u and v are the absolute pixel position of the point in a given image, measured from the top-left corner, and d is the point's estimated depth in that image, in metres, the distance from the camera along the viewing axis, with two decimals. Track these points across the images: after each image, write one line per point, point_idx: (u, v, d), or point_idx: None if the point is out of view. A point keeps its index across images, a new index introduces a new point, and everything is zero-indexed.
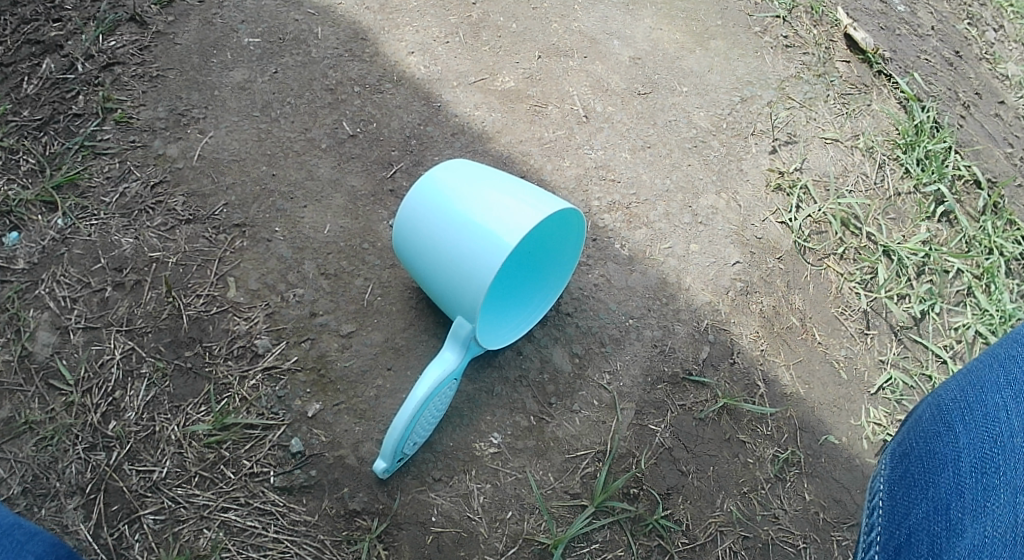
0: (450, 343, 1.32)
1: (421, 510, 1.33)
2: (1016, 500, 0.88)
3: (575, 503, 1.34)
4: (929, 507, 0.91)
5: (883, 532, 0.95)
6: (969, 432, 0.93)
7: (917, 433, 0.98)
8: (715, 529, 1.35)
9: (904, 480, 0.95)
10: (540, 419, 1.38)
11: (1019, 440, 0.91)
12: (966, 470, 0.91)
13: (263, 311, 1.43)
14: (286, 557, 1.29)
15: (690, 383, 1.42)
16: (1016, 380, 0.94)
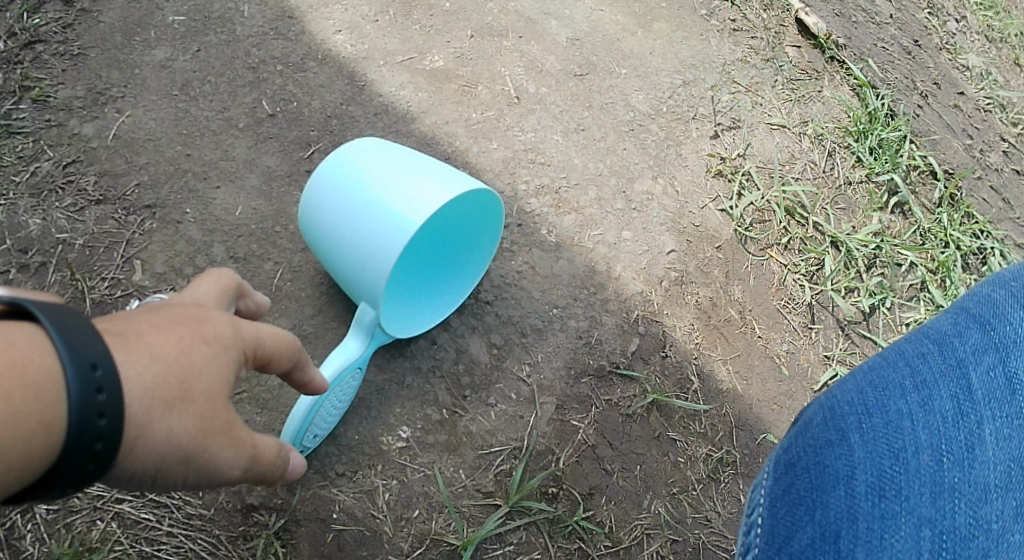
0: (356, 330, 1.25)
1: (322, 506, 1.25)
2: (916, 532, 0.85)
3: (488, 502, 1.27)
4: (815, 533, 0.88)
5: (765, 553, 0.94)
6: (867, 447, 0.90)
7: (805, 441, 0.94)
8: (641, 532, 1.27)
9: (788, 497, 0.93)
10: (452, 413, 1.30)
11: (925, 458, 0.89)
12: (860, 492, 0.88)
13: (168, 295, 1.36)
14: (181, 552, 1.22)
15: (617, 376, 1.33)
16: (922, 385, 0.92)
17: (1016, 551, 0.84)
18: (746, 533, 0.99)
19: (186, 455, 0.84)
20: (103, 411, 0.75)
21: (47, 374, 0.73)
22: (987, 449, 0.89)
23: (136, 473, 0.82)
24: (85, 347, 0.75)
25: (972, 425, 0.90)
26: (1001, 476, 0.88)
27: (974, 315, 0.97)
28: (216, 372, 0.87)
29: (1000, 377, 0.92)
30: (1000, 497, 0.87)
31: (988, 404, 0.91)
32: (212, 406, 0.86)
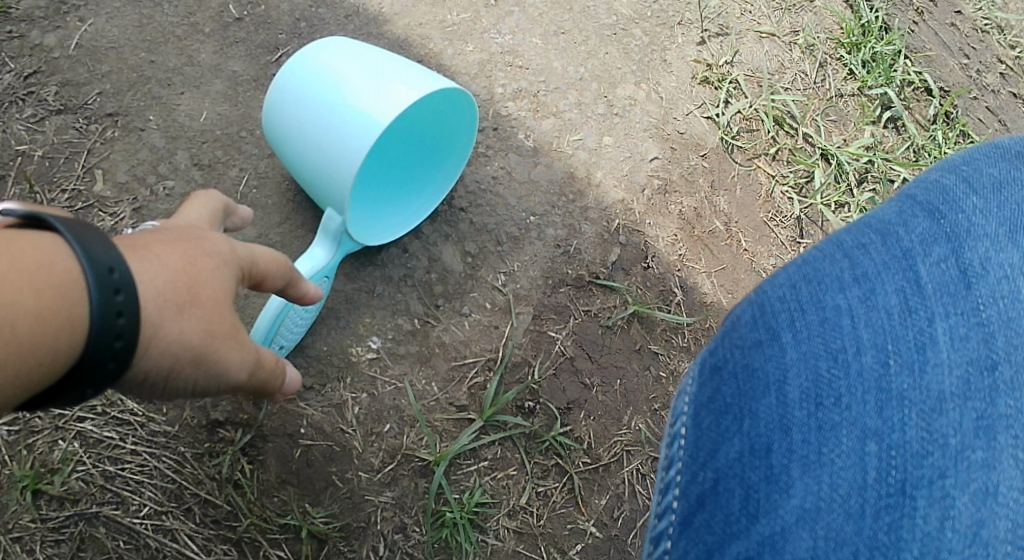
0: (323, 234, 1.20)
1: (289, 421, 1.24)
2: (860, 446, 0.80)
3: (462, 416, 1.24)
4: (742, 447, 0.82)
5: (687, 468, 0.86)
6: (800, 347, 0.82)
7: (731, 341, 0.86)
8: (620, 449, 1.26)
9: (713, 405, 0.85)
10: (424, 323, 1.25)
11: (867, 360, 0.83)
12: (794, 400, 0.81)
13: (130, 206, 1.31)
14: (145, 470, 1.21)
15: (597, 287, 1.28)
16: (864, 277, 0.86)
17: (978, 470, 0.80)
18: (669, 444, 0.90)
19: (198, 356, 0.89)
20: (120, 313, 0.79)
21: (67, 277, 0.76)
22: (940, 351, 0.84)
23: (153, 374, 0.87)
24: (103, 253, 0.79)
25: (922, 323, 0.85)
26: (955, 382, 0.83)
27: (922, 202, 0.91)
28: (219, 280, 0.92)
29: (953, 269, 0.87)
30: (957, 407, 0.82)
31: (939, 299, 0.86)
32: (218, 311, 0.91)
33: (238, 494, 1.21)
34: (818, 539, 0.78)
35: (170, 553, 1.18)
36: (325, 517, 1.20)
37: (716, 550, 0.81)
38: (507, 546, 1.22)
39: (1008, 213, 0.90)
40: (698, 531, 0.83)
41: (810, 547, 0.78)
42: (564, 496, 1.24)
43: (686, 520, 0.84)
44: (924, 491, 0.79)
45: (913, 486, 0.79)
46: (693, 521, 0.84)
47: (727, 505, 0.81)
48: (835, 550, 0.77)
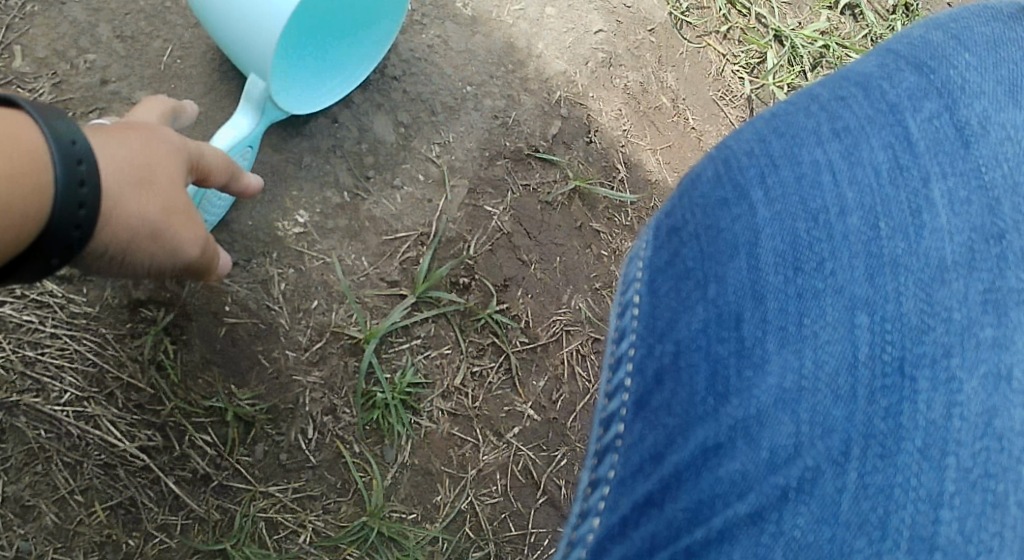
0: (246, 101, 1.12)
1: (212, 299, 1.16)
2: (849, 319, 0.71)
3: (394, 292, 1.19)
4: (708, 317, 0.71)
5: (641, 341, 0.73)
6: (773, 206, 0.73)
7: (691, 199, 0.74)
8: (559, 329, 1.22)
9: (672, 270, 0.73)
10: (354, 196, 1.20)
11: (852, 223, 0.73)
12: (767, 264, 0.72)
13: (50, 80, 1.24)
14: (65, 354, 1.14)
15: (537, 161, 1.24)
16: (843, 133, 0.75)
17: (986, 349, 0.72)
18: (618, 316, 0.76)
19: (156, 234, 0.91)
20: (82, 181, 0.81)
21: (35, 147, 0.78)
22: (937, 216, 0.75)
23: (113, 252, 0.88)
24: (67, 127, 0.81)
25: (916, 184, 0.75)
26: (960, 250, 0.74)
27: (909, 55, 0.79)
28: (171, 163, 0.94)
29: (948, 127, 0.77)
30: (961, 280, 0.73)
31: (933, 157, 0.76)
32: (173, 192, 0.92)
33: (162, 376, 1.15)
34: (803, 425, 0.69)
35: (93, 440, 1.12)
36: (251, 399, 1.16)
37: (679, 434, 0.70)
38: (442, 429, 1.18)
39: (1004, 72, 0.79)
40: (656, 413, 0.71)
41: (793, 433, 0.69)
42: (500, 376, 1.20)
43: (642, 400, 0.72)
44: (927, 371, 0.71)
45: (913, 367, 0.71)
46: (648, 400, 0.72)
47: (690, 384, 0.70)
48: (822, 437, 0.69)
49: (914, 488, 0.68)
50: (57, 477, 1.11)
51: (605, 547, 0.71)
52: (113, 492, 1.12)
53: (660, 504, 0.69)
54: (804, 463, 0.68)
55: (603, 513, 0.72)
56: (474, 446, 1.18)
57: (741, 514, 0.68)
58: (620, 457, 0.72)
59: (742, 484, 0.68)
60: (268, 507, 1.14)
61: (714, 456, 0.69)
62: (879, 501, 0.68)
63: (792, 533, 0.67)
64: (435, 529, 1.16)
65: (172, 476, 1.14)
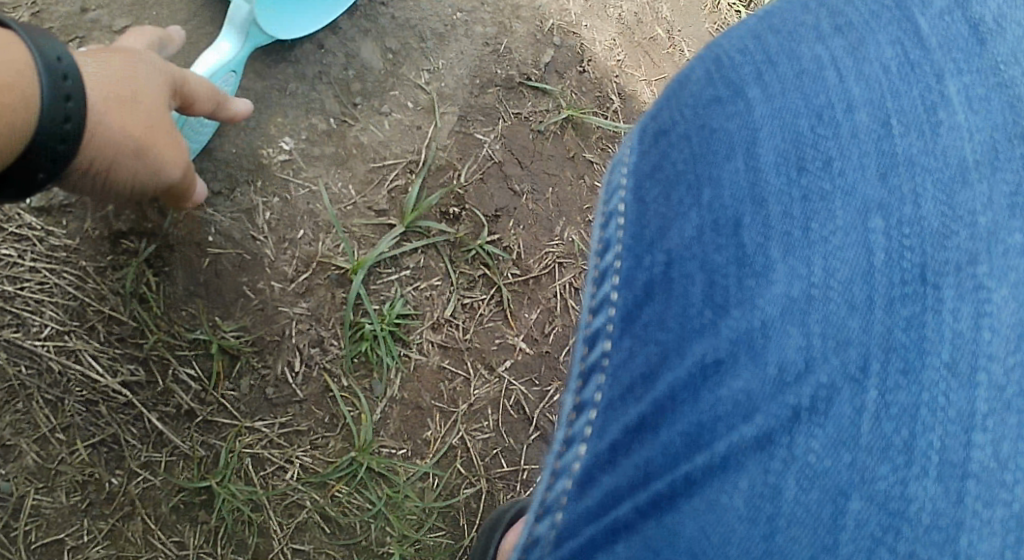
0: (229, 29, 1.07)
1: (195, 228, 1.12)
2: (861, 223, 0.64)
3: (382, 222, 1.16)
4: (702, 223, 0.64)
5: (628, 252, 0.67)
6: (771, 103, 0.66)
7: (679, 101, 0.68)
8: (552, 261, 1.20)
9: (661, 175, 0.67)
10: (341, 123, 1.16)
11: (860, 118, 0.66)
12: (767, 166, 0.65)
13: (26, 9, 1.19)
14: (45, 289, 1.09)
15: (529, 90, 1.22)
16: (848, 27, 0.68)
17: (1016, 257, 0.64)
18: (600, 227, 0.70)
19: (140, 154, 0.89)
20: (69, 95, 0.79)
21: (23, 63, 0.76)
22: (954, 113, 0.67)
23: (96, 171, 0.87)
24: (49, 43, 0.78)
25: (931, 81, 0.67)
26: (980, 150, 0.66)
27: None
28: (156, 86, 0.91)
29: (960, 23, 0.69)
30: (985, 180, 0.66)
31: (947, 55, 0.68)
32: (156, 115, 0.90)
33: (144, 309, 1.11)
34: (814, 338, 0.62)
35: (74, 376, 1.09)
36: (236, 331, 1.12)
37: (672, 351, 0.63)
38: (432, 362, 1.16)
39: None
40: (647, 327, 0.64)
41: (801, 347, 0.62)
42: (491, 309, 1.18)
43: (631, 315, 0.65)
44: (951, 281, 0.63)
45: (936, 274, 0.63)
46: (638, 316, 0.65)
47: (685, 296, 0.64)
48: (836, 351, 0.62)
49: (943, 408, 0.61)
50: (38, 414, 1.07)
51: (593, 478, 0.63)
52: (95, 429, 1.09)
53: (655, 428, 0.62)
54: (817, 379, 0.61)
55: (590, 440, 0.64)
56: (464, 380, 1.16)
57: (746, 437, 0.61)
58: (608, 378, 0.65)
59: (747, 405, 0.61)
60: (254, 443, 1.12)
61: (714, 373, 0.62)
62: (903, 422, 0.61)
63: (805, 458, 0.60)
64: (425, 465, 1.14)
65: (155, 412, 1.11)
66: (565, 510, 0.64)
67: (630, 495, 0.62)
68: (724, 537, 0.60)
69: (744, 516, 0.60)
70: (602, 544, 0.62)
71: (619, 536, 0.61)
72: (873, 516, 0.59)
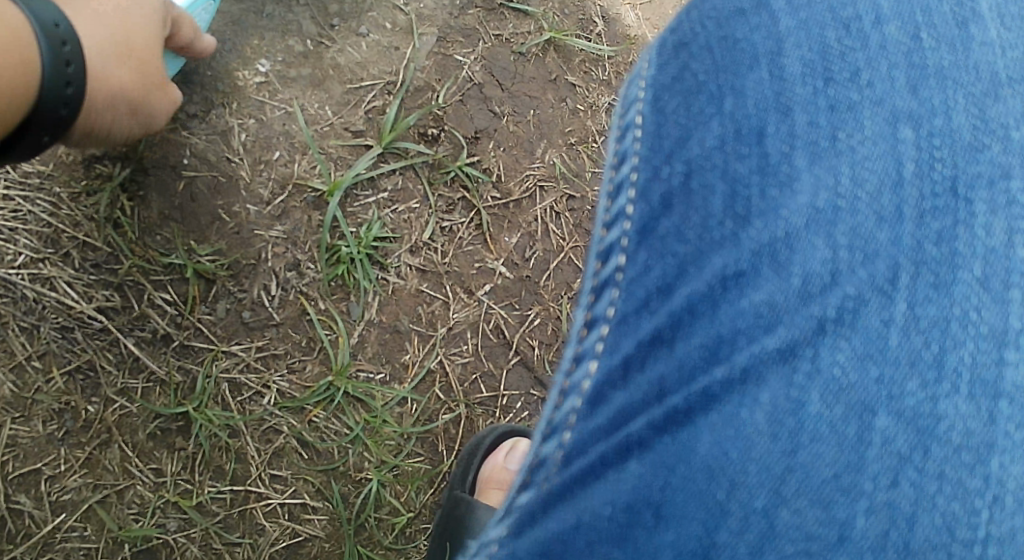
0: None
1: (170, 151, 1.10)
2: (892, 133, 0.58)
3: (358, 143, 1.14)
4: (724, 130, 0.59)
5: (645, 163, 0.61)
6: (799, 14, 0.60)
7: (700, 10, 0.63)
8: (533, 185, 1.18)
9: (680, 86, 0.62)
10: (318, 44, 1.15)
11: (891, 29, 0.60)
12: (793, 75, 0.60)
13: None
14: (19, 217, 1.07)
15: (510, 12, 1.20)
16: None
17: None
18: (614, 141, 0.64)
19: (131, 101, 0.88)
20: (69, 61, 0.76)
21: (18, 25, 0.71)
22: (988, 27, 0.61)
23: (96, 127, 0.85)
24: (43, 7, 0.74)
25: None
26: (1013, 66, 0.60)
27: None
28: (143, 24, 0.88)
29: None
30: (1019, 94, 0.60)
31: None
32: (142, 59, 0.88)
33: (118, 234, 1.09)
34: (840, 251, 0.57)
35: (50, 304, 1.07)
36: (211, 255, 1.10)
37: (690, 263, 0.58)
38: (410, 286, 1.14)
39: None
40: (664, 240, 0.59)
41: (828, 259, 0.57)
42: (471, 233, 1.16)
43: (647, 228, 0.60)
44: (983, 195, 0.58)
45: (969, 187, 0.58)
46: (655, 230, 0.60)
47: (704, 208, 0.59)
48: (864, 264, 0.56)
49: (976, 324, 0.56)
50: (15, 342, 1.06)
51: (605, 396, 0.59)
52: (71, 356, 1.07)
53: (670, 343, 0.58)
54: (844, 291, 0.56)
55: (602, 357, 0.60)
56: (443, 304, 1.15)
57: (768, 350, 0.56)
58: (621, 293, 0.60)
59: (769, 317, 0.56)
60: (230, 368, 1.11)
61: (734, 286, 0.57)
62: (933, 336, 0.55)
63: (831, 372, 0.55)
64: (403, 389, 1.13)
65: (131, 337, 1.09)
66: (573, 430, 0.60)
67: (643, 411, 0.58)
68: (742, 452, 0.55)
69: (764, 430, 0.55)
70: (613, 462, 0.57)
71: (632, 453, 0.57)
72: (900, 434, 0.55)
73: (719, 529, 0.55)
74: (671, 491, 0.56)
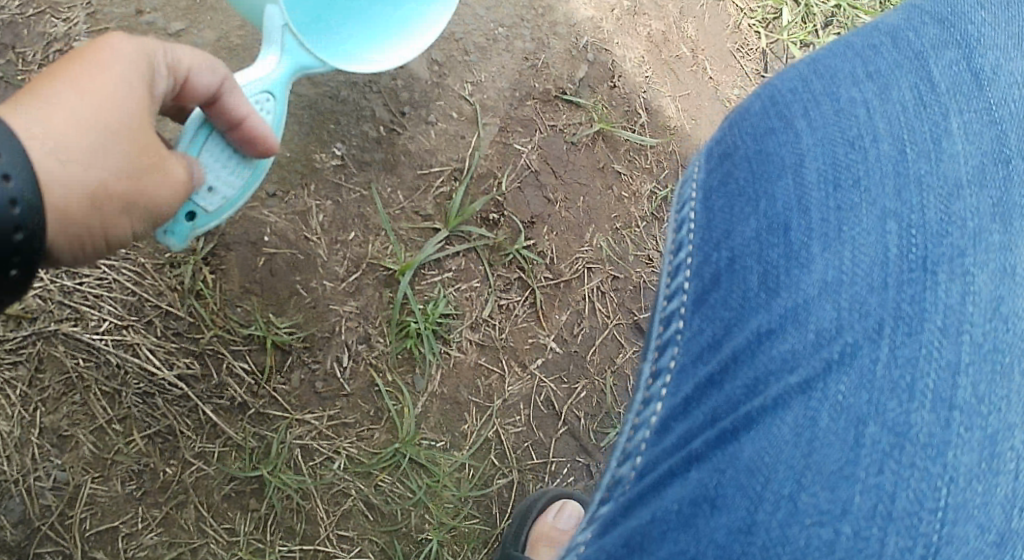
0: (271, 41, 0.96)
1: (251, 228, 1.20)
2: (880, 225, 0.76)
3: (427, 226, 1.24)
4: (759, 225, 0.77)
5: (698, 250, 0.81)
6: (815, 133, 0.78)
7: (740, 129, 0.81)
8: (582, 266, 1.28)
9: (725, 189, 0.80)
10: (390, 131, 1.24)
11: (884, 148, 0.77)
12: (811, 181, 0.77)
13: (84, 11, 1.25)
14: (104, 284, 1.16)
15: (563, 103, 1.30)
16: (877, 74, 0.79)
17: (994, 251, 0.75)
18: (675, 232, 0.84)
19: (119, 198, 0.82)
20: (6, 174, 0.72)
21: None
22: (957, 144, 0.78)
23: (88, 232, 0.82)
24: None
25: (936, 117, 0.78)
26: (973, 170, 0.77)
27: (931, 11, 0.81)
28: (128, 96, 0.82)
29: (965, 73, 0.80)
30: (975, 194, 0.76)
31: (953, 96, 0.79)
32: (129, 137, 0.81)
33: (200, 304, 1.18)
34: (842, 311, 0.74)
35: (132, 369, 1.16)
36: (289, 328, 1.20)
37: (734, 325, 0.77)
38: (470, 359, 1.23)
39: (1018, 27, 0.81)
40: (713, 309, 0.79)
41: (834, 317, 0.74)
42: (526, 310, 1.26)
43: (699, 299, 0.79)
44: (946, 268, 0.75)
45: (935, 262, 0.75)
46: (706, 300, 0.79)
47: (744, 283, 0.78)
48: (859, 321, 0.74)
49: (936, 361, 0.72)
50: (96, 406, 1.15)
51: (669, 427, 0.79)
52: (151, 420, 1.16)
53: (720, 383, 0.77)
54: (845, 340, 0.74)
55: (666, 398, 0.80)
56: (500, 377, 1.24)
57: (791, 385, 0.74)
58: (681, 349, 0.80)
59: (791, 361, 0.75)
60: (304, 435, 1.19)
61: (767, 339, 0.75)
62: (907, 369, 0.72)
63: (835, 398, 0.73)
64: (462, 455, 1.22)
65: (210, 404, 1.18)
66: (644, 454, 0.79)
67: (700, 433, 0.76)
68: (775, 456, 0.73)
69: (789, 440, 0.73)
70: (679, 472, 0.75)
71: (693, 464, 0.75)
72: (883, 439, 0.71)
73: (758, 511, 0.71)
74: (723, 488, 0.73)
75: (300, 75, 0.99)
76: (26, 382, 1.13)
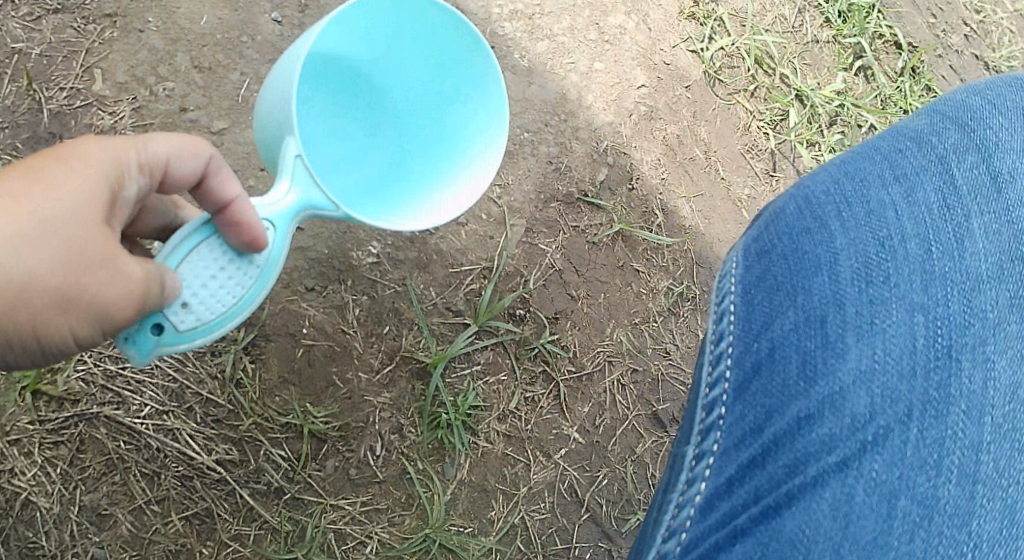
0: (284, 172, 0.94)
1: (291, 321, 1.26)
2: (909, 319, 0.88)
3: (458, 321, 1.31)
4: (798, 319, 0.87)
5: (739, 340, 0.89)
6: (849, 235, 0.89)
7: (777, 228, 0.91)
8: (603, 359, 1.36)
9: (763, 284, 0.89)
10: (423, 231, 1.32)
11: (910, 247, 0.90)
12: (845, 280, 0.88)
13: (131, 105, 1.30)
14: (145, 370, 1.22)
15: (585, 205, 1.39)
16: (904, 178, 0.92)
17: (1012, 338, 0.90)
18: (714, 321, 0.92)
19: (55, 288, 0.83)
20: None
21: None
22: (976, 243, 0.91)
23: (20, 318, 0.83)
24: None
25: (959, 220, 0.92)
26: (991, 267, 0.91)
27: (952, 116, 0.96)
28: (82, 194, 0.85)
29: (984, 175, 0.94)
30: (993, 289, 0.91)
31: (973, 199, 0.93)
32: (82, 226, 0.84)
33: (240, 392, 1.24)
34: (875, 399, 0.86)
35: (171, 453, 1.21)
36: (325, 417, 1.25)
37: (774, 412, 0.87)
38: (497, 449, 1.30)
39: None
40: (753, 396, 0.88)
41: (868, 404, 0.86)
42: (550, 402, 1.33)
43: (741, 387, 0.88)
44: (968, 356, 0.88)
45: (958, 351, 0.88)
46: (747, 388, 0.88)
47: (784, 372, 0.87)
48: (890, 406, 0.86)
49: (960, 439, 0.86)
50: (135, 486, 1.20)
51: (712, 504, 0.87)
52: (188, 502, 1.21)
53: (762, 464, 0.87)
54: (878, 423, 0.86)
55: (710, 478, 0.88)
56: (525, 465, 1.31)
57: (830, 464, 0.85)
58: (722, 433, 0.89)
59: (829, 443, 0.86)
60: (338, 519, 1.24)
61: (806, 424, 0.86)
62: (934, 448, 0.86)
63: (871, 474, 0.85)
64: (489, 540, 1.28)
65: (247, 488, 1.23)
66: (689, 531, 0.88)
67: (744, 510, 0.86)
68: (813, 529, 0.84)
69: (829, 513, 0.84)
70: (724, 546, 0.85)
71: (738, 538, 0.85)
72: (914, 510, 0.84)
73: None
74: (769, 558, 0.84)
75: (308, 214, 0.96)
76: (67, 461, 1.18)
